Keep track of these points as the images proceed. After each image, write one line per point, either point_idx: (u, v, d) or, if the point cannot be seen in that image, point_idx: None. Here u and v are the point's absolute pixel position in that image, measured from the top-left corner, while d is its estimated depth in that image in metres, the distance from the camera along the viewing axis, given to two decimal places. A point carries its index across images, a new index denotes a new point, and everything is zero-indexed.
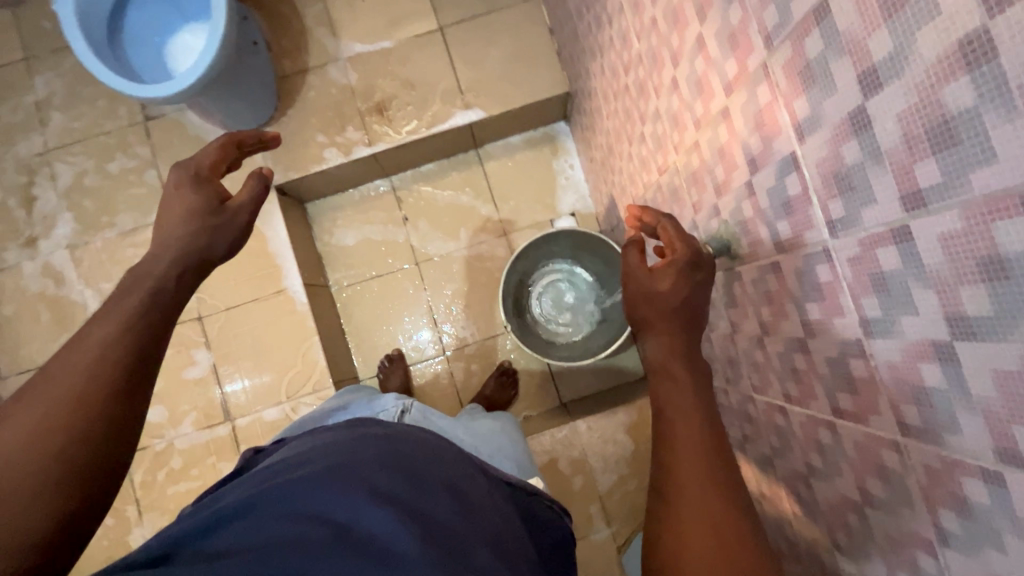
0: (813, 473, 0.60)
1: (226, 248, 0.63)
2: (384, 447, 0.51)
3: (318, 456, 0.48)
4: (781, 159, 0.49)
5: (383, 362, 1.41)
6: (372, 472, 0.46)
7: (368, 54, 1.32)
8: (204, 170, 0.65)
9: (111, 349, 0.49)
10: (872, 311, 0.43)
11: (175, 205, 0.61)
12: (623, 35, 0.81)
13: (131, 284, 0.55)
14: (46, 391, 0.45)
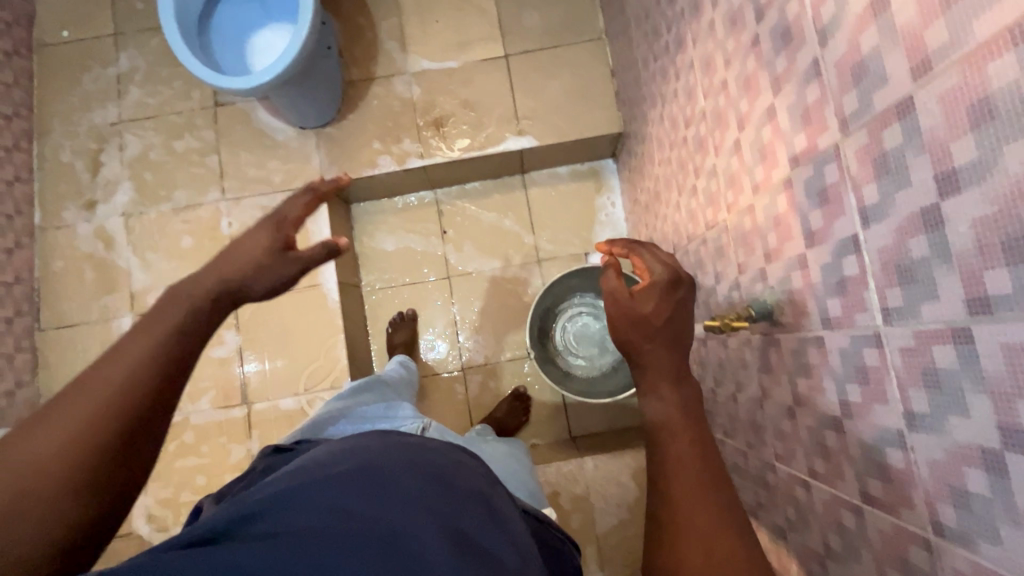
0: (830, 554, 0.59)
1: (266, 290, 0.64)
2: (412, 455, 0.52)
3: (349, 458, 0.50)
4: (840, 240, 0.50)
5: (395, 316, 1.44)
6: (401, 480, 0.47)
7: (433, 71, 1.36)
8: (288, 220, 0.68)
9: (140, 370, 0.50)
10: (918, 405, 0.42)
11: (243, 244, 0.64)
12: (690, 91, 0.82)
13: (169, 299, 0.56)
14: (78, 399, 0.47)
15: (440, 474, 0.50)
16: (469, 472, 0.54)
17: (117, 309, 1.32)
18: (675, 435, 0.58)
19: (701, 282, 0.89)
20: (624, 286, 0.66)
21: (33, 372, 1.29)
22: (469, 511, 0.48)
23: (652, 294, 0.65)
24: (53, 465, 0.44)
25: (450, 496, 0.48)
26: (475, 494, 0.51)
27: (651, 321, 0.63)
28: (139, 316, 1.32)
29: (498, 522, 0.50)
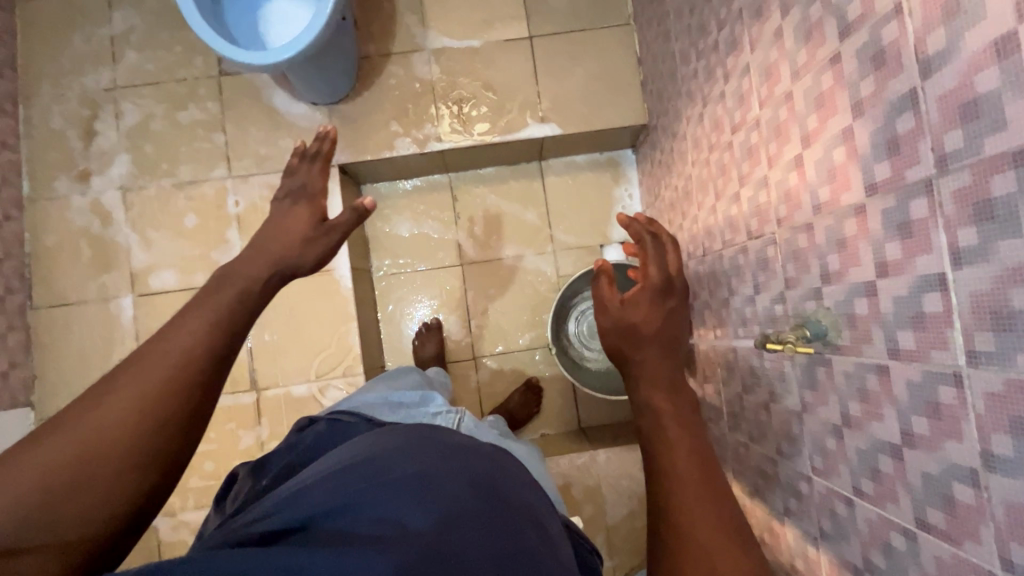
0: (869, 568, 0.62)
1: (314, 260, 0.79)
2: (465, 462, 0.52)
3: (403, 457, 0.51)
4: (923, 276, 0.49)
5: (421, 327, 1.42)
6: (456, 489, 0.48)
7: (454, 50, 1.30)
8: (318, 196, 0.85)
9: (191, 349, 0.58)
10: (1001, 449, 0.43)
11: (285, 223, 0.80)
12: (742, 95, 0.80)
13: (216, 288, 0.66)
14: (143, 376, 0.55)
15: (492, 482, 0.51)
16: (517, 482, 0.54)
17: (116, 289, 1.26)
18: (675, 447, 0.66)
19: (737, 288, 0.89)
20: (614, 296, 0.83)
21: (27, 352, 1.23)
22: (523, 525, 0.48)
23: (644, 299, 0.82)
24: (123, 438, 0.51)
25: (503, 505, 0.49)
26: (525, 503, 0.52)
27: (641, 327, 0.79)
28: (141, 297, 1.26)
29: (547, 539, 0.50)
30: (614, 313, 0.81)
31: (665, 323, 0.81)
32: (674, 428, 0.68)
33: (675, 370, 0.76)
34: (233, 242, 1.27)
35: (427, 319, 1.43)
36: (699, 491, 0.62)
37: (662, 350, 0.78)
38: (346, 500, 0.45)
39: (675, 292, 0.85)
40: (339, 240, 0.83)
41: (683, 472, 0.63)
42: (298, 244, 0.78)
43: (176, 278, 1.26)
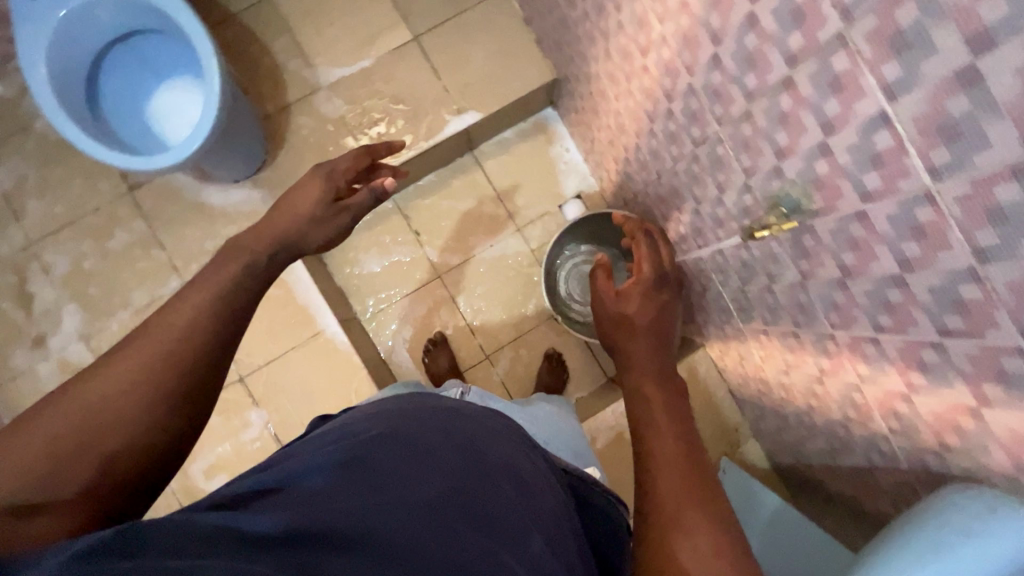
0: (914, 390, 0.67)
1: (322, 240, 0.78)
2: (445, 425, 0.54)
3: (385, 422, 0.52)
4: (867, 118, 0.53)
5: (427, 345, 1.41)
6: (433, 451, 0.50)
7: (349, 77, 1.29)
8: (337, 174, 0.82)
9: (200, 316, 0.58)
10: (987, 241, 0.48)
11: (305, 195, 0.79)
12: (639, 19, 0.83)
13: (230, 255, 0.67)
14: (148, 342, 0.55)
15: (470, 442, 0.53)
16: (500, 439, 0.56)
17: None
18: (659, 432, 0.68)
19: (702, 196, 0.93)
20: (611, 287, 0.95)
21: None
22: (500, 484, 0.50)
23: (637, 295, 0.94)
24: (127, 406, 0.51)
25: (479, 465, 0.51)
26: (504, 458, 0.54)
27: (636, 317, 0.92)
28: None
29: (524, 491, 0.52)
30: (610, 308, 0.93)
31: (656, 317, 0.92)
32: (661, 413, 0.72)
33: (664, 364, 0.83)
34: None
35: (430, 336, 1.44)
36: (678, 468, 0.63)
37: (653, 342, 0.88)
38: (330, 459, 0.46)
39: (662, 287, 0.98)
40: (350, 221, 0.81)
41: (661, 455, 0.65)
42: (307, 224, 0.77)
43: None
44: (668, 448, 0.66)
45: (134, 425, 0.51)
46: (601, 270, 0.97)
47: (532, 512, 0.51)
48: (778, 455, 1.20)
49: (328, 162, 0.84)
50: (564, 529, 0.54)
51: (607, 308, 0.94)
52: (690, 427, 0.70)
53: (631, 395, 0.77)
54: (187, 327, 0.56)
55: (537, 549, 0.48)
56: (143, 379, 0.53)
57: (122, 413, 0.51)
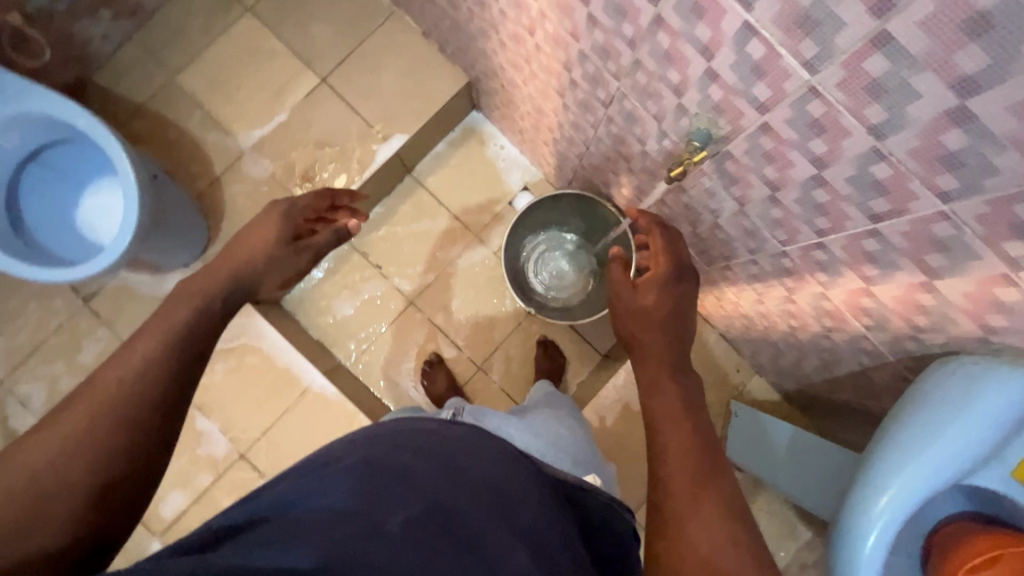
0: (871, 282, 0.66)
1: (280, 276, 0.80)
2: (427, 445, 0.55)
3: (368, 446, 0.54)
4: (735, 33, 0.53)
5: (424, 367, 1.40)
6: (410, 470, 0.51)
7: (269, 135, 1.29)
8: (299, 210, 0.84)
9: (146, 368, 0.57)
10: (877, 117, 0.47)
11: (264, 231, 0.78)
12: (516, 1, 0.84)
13: (181, 296, 0.66)
14: (92, 397, 0.54)
15: (451, 461, 0.54)
16: (486, 456, 0.57)
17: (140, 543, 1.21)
18: (676, 431, 0.67)
19: (629, 153, 0.93)
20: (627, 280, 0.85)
21: None
22: (479, 501, 0.51)
23: (653, 287, 0.82)
24: (74, 466, 0.51)
25: (458, 482, 0.52)
26: (489, 476, 0.55)
27: (653, 310, 0.80)
28: (167, 533, 1.21)
29: (507, 504, 0.53)
30: (624, 302, 0.83)
31: (676, 311, 0.80)
32: (676, 404, 0.69)
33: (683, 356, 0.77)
34: (209, 428, 1.25)
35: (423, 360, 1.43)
36: (689, 471, 0.63)
37: (673, 337, 0.78)
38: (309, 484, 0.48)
39: (687, 275, 0.83)
40: (309, 258, 0.84)
41: (673, 458, 0.64)
42: (266, 262, 0.76)
43: (185, 494, 1.22)
44: (684, 445, 0.65)
45: (92, 472, 0.52)
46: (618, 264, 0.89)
47: (511, 525, 0.50)
48: (785, 384, 1.18)
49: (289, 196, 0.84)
50: (551, 535, 0.53)
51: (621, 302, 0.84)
52: (702, 417, 0.69)
53: (647, 388, 0.73)
54: (138, 369, 0.57)
55: (519, 560, 0.47)
56: (99, 423, 0.53)
57: (76, 461, 0.51)
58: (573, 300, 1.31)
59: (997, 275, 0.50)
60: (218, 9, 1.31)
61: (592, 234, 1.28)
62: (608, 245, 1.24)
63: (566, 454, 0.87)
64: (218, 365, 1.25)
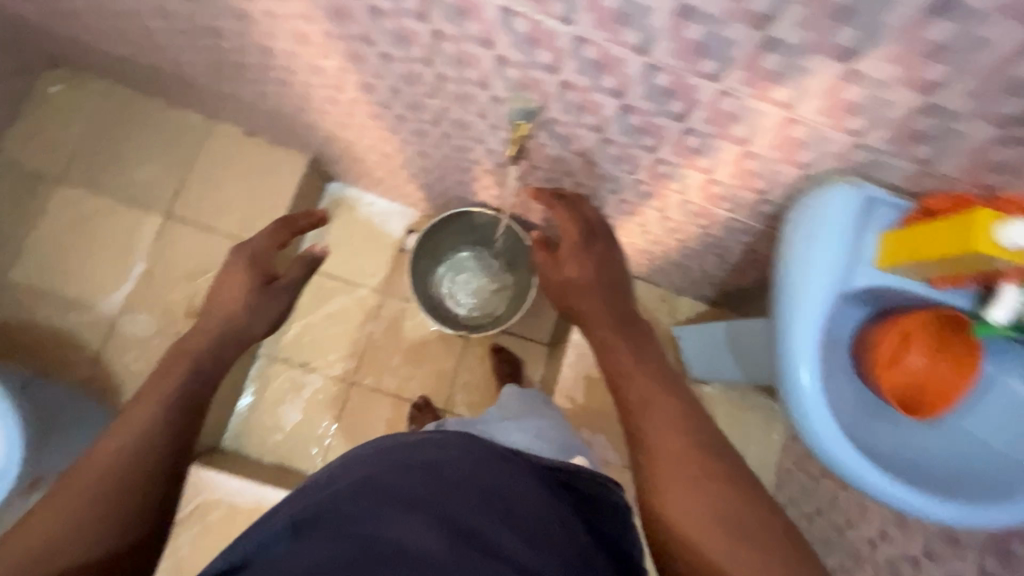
0: (710, 171, 0.75)
1: (262, 328, 0.83)
2: (405, 454, 0.50)
3: (354, 465, 0.51)
4: (498, 18, 0.60)
5: (411, 412, 1.38)
6: (393, 483, 0.48)
7: (135, 289, 1.23)
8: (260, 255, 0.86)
9: (143, 433, 0.59)
10: (633, 37, 0.55)
11: (235, 283, 0.82)
12: (314, 68, 0.87)
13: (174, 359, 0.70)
14: (90, 467, 0.56)
15: (432, 466, 0.49)
16: (471, 453, 0.51)
17: None
18: (635, 384, 0.63)
19: (477, 157, 0.99)
20: (549, 254, 0.78)
21: None
22: (462, 501, 0.47)
23: (571, 254, 0.76)
24: (83, 533, 0.53)
25: (440, 488, 0.48)
26: (471, 477, 0.49)
27: (579, 279, 0.74)
28: None
29: (494, 496, 0.48)
30: (550, 278, 0.78)
31: (600, 269, 0.74)
32: (628, 360, 0.66)
33: (623, 307, 0.72)
34: None
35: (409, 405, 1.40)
36: (661, 422, 0.59)
37: (608, 296, 0.72)
38: (301, 512, 0.47)
39: (599, 234, 0.78)
40: (289, 300, 0.86)
41: (644, 418, 0.60)
42: (245, 312, 0.80)
43: None
44: (650, 394, 0.61)
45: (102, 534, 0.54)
46: (540, 245, 0.79)
47: (504, 513, 0.48)
48: (705, 292, 1.28)
49: (248, 241, 0.86)
50: (545, 513, 0.50)
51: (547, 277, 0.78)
52: (665, 368, 0.65)
53: (600, 351, 0.69)
54: (140, 441, 0.58)
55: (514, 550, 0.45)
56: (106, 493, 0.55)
57: (83, 528, 0.53)
58: (500, 307, 1.34)
59: (783, 120, 0.60)
60: (25, 193, 1.24)
61: (483, 242, 1.32)
62: (504, 246, 1.29)
63: (557, 436, 0.87)
64: (181, 540, 1.14)
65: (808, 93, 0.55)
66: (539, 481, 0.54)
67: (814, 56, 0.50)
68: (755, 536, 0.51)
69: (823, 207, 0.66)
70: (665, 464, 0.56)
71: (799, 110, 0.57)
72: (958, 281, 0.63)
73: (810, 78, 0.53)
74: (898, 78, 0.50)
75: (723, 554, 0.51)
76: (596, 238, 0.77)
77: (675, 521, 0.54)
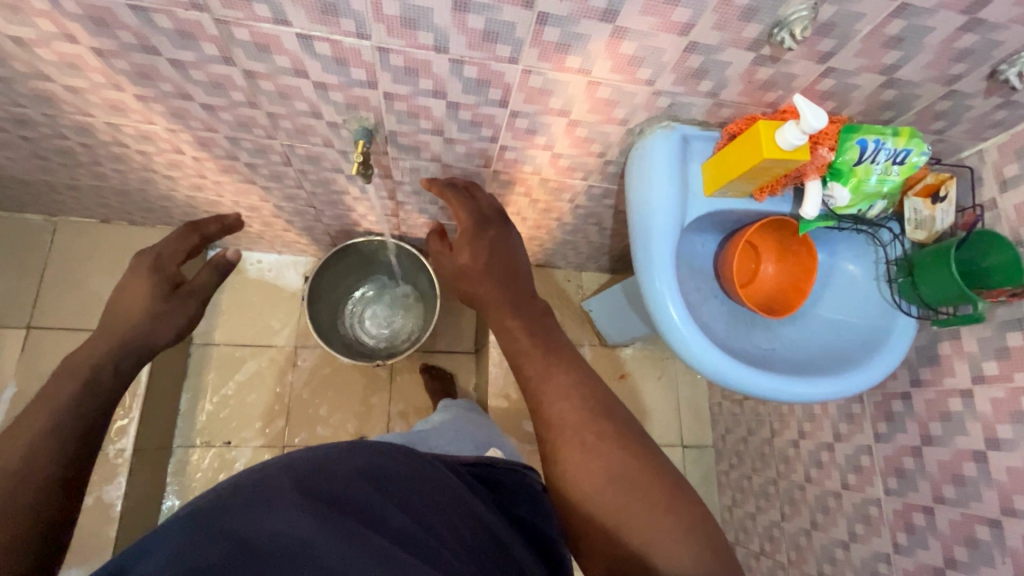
0: (550, 146, 0.80)
1: (170, 335, 0.71)
2: (294, 459, 0.49)
3: (235, 477, 0.47)
4: (299, 46, 0.61)
5: None
6: (273, 484, 0.45)
7: (8, 415, 1.10)
8: (162, 263, 0.76)
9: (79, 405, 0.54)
10: (429, 38, 0.59)
11: (137, 291, 0.72)
12: (143, 135, 0.84)
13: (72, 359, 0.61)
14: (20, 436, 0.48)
15: (319, 460, 0.48)
16: (364, 448, 0.52)
17: None
18: (528, 360, 0.65)
19: (342, 186, 0.99)
20: (445, 245, 0.83)
21: None
22: (352, 484, 0.47)
23: (465, 242, 0.79)
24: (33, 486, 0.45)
25: (330, 478, 0.47)
26: (362, 468, 0.49)
27: (473, 265, 0.76)
28: None
29: (386, 481, 0.49)
30: (448, 265, 0.81)
31: (492, 254, 0.77)
32: (526, 341, 0.67)
33: (521, 287, 0.74)
34: None
35: None
36: (551, 397, 0.62)
37: (503, 278, 0.74)
38: (169, 523, 0.42)
39: (492, 222, 0.82)
40: (197, 305, 0.77)
41: (540, 395, 0.63)
42: (147, 322, 0.69)
43: None
44: (540, 368, 0.64)
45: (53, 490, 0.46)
46: (435, 234, 0.86)
47: (395, 494, 0.48)
48: (601, 262, 1.34)
49: (153, 248, 0.78)
50: (438, 493, 0.52)
51: (448, 267, 0.80)
52: (553, 341, 0.67)
53: (500, 334, 0.70)
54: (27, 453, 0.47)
55: (406, 522, 0.46)
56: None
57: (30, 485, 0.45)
58: (416, 328, 1.34)
59: (587, 85, 0.65)
60: None
61: (383, 269, 1.32)
62: (404, 268, 1.30)
63: (476, 436, 0.91)
64: None
65: (594, 57, 0.61)
66: (436, 466, 0.55)
67: (585, 22, 0.56)
68: (643, 485, 0.56)
69: (663, 152, 0.72)
70: (565, 431, 0.60)
71: (595, 73, 0.63)
72: (775, 188, 0.71)
73: (589, 42, 0.58)
74: (658, 26, 0.56)
75: (610, 512, 0.55)
76: (489, 226, 0.80)
77: (572, 484, 0.57)
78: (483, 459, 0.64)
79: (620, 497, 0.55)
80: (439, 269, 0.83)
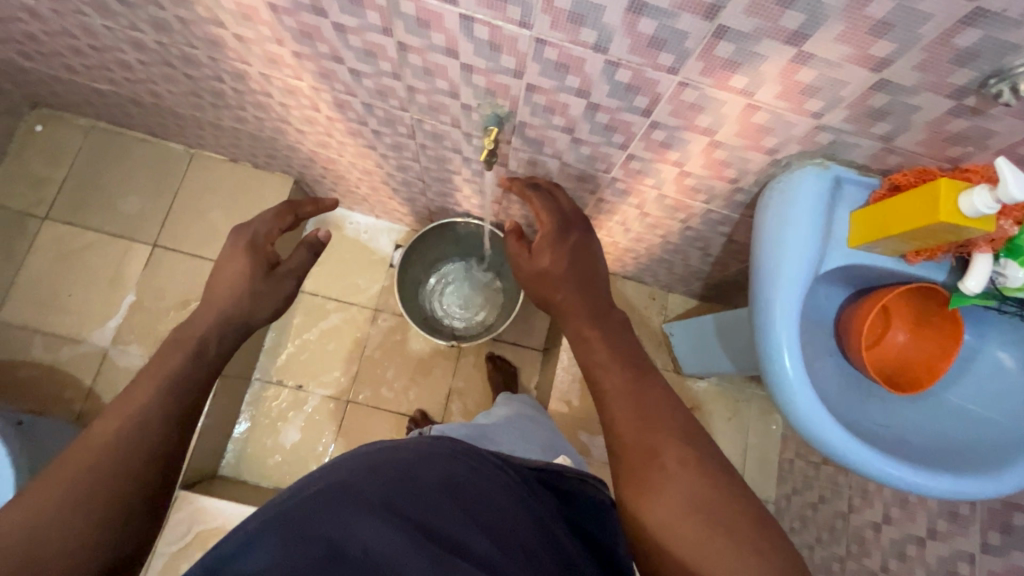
0: (681, 163, 0.76)
1: (265, 315, 0.74)
2: (377, 458, 0.49)
3: (322, 472, 0.48)
4: (458, 26, 0.61)
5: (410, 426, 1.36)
6: (361, 485, 0.45)
7: (124, 321, 1.22)
8: (260, 245, 0.79)
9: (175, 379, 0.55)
10: (591, 36, 0.57)
11: (238, 268, 0.74)
12: (288, 89, 0.89)
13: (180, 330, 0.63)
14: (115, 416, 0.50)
15: (404, 469, 0.48)
16: (445, 457, 0.51)
17: None
18: (606, 370, 0.63)
19: (456, 166, 1.00)
20: (523, 245, 0.79)
21: None
22: (435, 503, 0.46)
23: (546, 246, 0.76)
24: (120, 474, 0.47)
25: (415, 491, 0.46)
26: (444, 480, 0.49)
27: (553, 269, 0.74)
28: None
29: (466, 497, 0.48)
30: (526, 270, 0.78)
31: (574, 261, 0.75)
32: (603, 352, 0.65)
33: (599, 296, 0.72)
34: None
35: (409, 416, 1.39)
36: (634, 414, 0.58)
37: (580, 285, 0.72)
38: (266, 517, 0.44)
39: (574, 226, 0.79)
40: (295, 282, 0.79)
41: (617, 409, 0.59)
42: (248, 299, 0.72)
43: None
44: (621, 384, 0.61)
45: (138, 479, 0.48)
46: (512, 234, 0.80)
47: (476, 514, 0.47)
48: (693, 287, 1.28)
49: (249, 226, 0.81)
50: (516, 512, 0.50)
51: (523, 270, 0.78)
52: (642, 361, 0.64)
53: (576, 343, 0.68)
54: (133, 426, 0.49)
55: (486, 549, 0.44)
56: (87, 494, 0.45)
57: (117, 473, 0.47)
58: (492, 317, 1.35)
59: (745, 108, 0.61)
60: (15, 233, 1.25)
61: (471, 252, 1.33)
62: (492, 256, 1.30)
63: (541, 438, 0.90)
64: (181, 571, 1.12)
65: (763, 79, 0.56)
66: (516, 481, 0.54)
67: (765, 41, 0.51)
68: (741, 532, 0.49)
69: (790, 191, 0.67)
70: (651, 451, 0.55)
71: (758, 97, 0.59)
72: (933, 256, 0.63)
73: (763, 63, 0.54)
74: (849, 56, 0.51)
75: (693, 542, 0.49)
76: (570, 228, 0.78)
77: (650, 507, 0.52)
78: (553, 467, 0.62)
79: (717, 543, 0.49)
80: (515, 269, 0.80)
